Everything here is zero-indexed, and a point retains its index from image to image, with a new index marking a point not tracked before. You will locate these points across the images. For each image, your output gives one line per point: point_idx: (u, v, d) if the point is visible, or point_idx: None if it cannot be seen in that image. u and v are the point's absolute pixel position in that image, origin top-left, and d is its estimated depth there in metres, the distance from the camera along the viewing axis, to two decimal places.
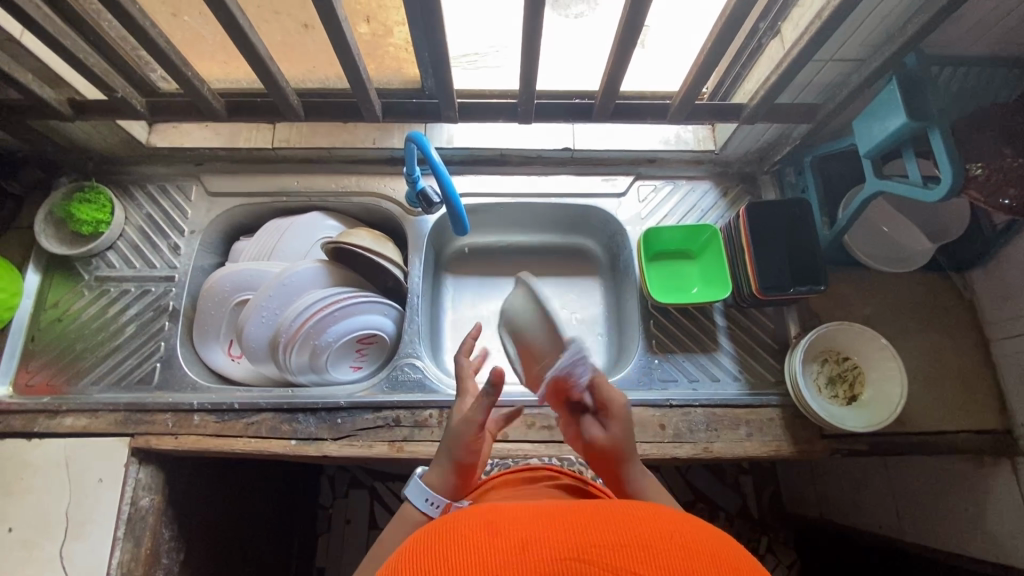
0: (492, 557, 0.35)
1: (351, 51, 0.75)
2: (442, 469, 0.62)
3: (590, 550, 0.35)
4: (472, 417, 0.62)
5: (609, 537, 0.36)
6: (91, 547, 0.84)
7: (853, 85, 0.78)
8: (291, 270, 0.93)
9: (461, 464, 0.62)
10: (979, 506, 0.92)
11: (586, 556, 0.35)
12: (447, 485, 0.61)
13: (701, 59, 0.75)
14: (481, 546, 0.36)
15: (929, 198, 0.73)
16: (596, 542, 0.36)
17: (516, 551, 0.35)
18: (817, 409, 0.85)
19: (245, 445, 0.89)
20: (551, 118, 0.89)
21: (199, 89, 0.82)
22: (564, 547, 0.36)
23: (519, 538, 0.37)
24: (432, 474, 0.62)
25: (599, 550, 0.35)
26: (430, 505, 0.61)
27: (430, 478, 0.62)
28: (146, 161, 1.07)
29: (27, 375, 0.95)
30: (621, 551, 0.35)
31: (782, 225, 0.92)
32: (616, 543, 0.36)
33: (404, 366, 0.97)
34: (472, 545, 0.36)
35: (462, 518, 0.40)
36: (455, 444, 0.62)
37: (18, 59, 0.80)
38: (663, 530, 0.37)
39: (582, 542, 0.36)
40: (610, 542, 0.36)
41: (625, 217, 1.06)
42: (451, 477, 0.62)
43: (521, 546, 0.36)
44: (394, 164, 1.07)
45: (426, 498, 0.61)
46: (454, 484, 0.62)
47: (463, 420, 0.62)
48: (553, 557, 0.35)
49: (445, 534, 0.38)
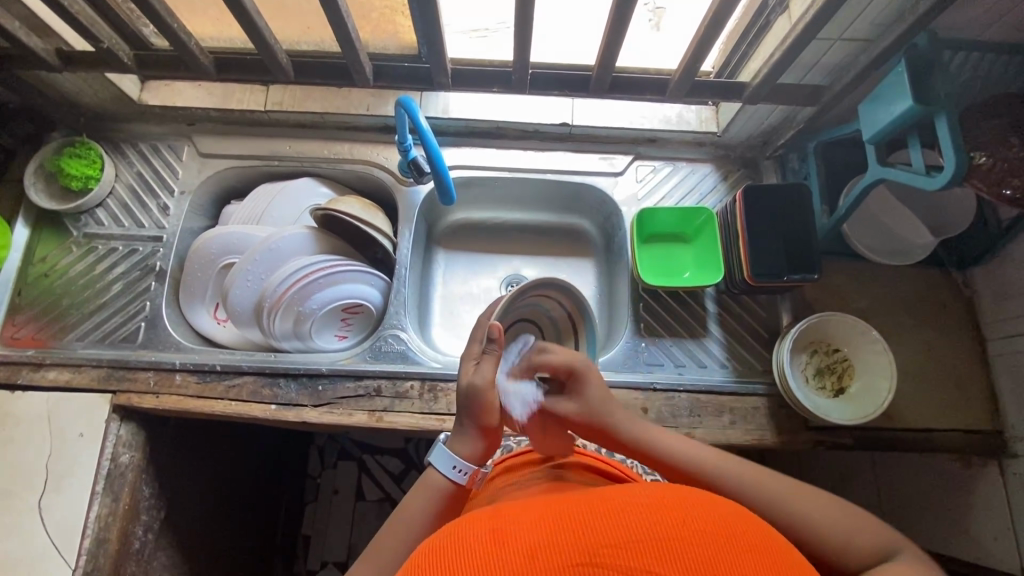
0: (501, 565, 0.35)
1: (340, 9, 0.72)
2: (467, 438, 0.63)
3: (602, 552, 0.35)
4: (484, 374, 0.63)
5: (620, 534, 0.36)
6: (70, 501, 0.85)
7: (861, 67, 0.75)
8: (279, 234, 0.92)
9: (483, 426, 0.63)
10: (963, 506, 0.91)
11: (599, 559, 0.35)
12: (473, 452, 0.63)
13: (699, 34, 0.73)
14: (493, 561, 0.35)
15: (930, 185, 0.70)
16: (608, 542, 0.36)
17: (527, 561, 0.35)
18: (802, 400, 0.84)
19: (226, 407, 0.89)
20: (548, 89, 0.85)
21: (186, 43, 0.80)
22: (575, 552, 0.35)
23: (527, 545, 0.36)
24: (457, 440, 0.63)
25: (612, 551, 0.35)
26: (459, 472, 0.62)
27: (456, 446, 0.63)
28: (139, 119, 1.05)
29: (13, 328, 0.95)
30: (633, 549, 0.35)
31: (781, 210, 0.90)
32: (628, 541, 0.35)
33: (388, 337, 0.96)
34: (480, 556, 0.36)
35: (466, 527, 0.40)
36: (475, 407, 0.63)
37: (4, 6, 0.79)
38: (674, 515, 0.37)
39: (592, 544, 0.36)
40: (621, 539, 0.36)
41: (622, 196, 1.04)
42: (478, 442, 0.63)
43: (531, 554, 0.35)
44: (388, 133, 1.05)
45: (455, 466, 0.62)
46: (481, 447, 0.63)
47: (478, 382, 0.63)
48: (565, 563, 0.35)
49: (453, 547, 0.37)
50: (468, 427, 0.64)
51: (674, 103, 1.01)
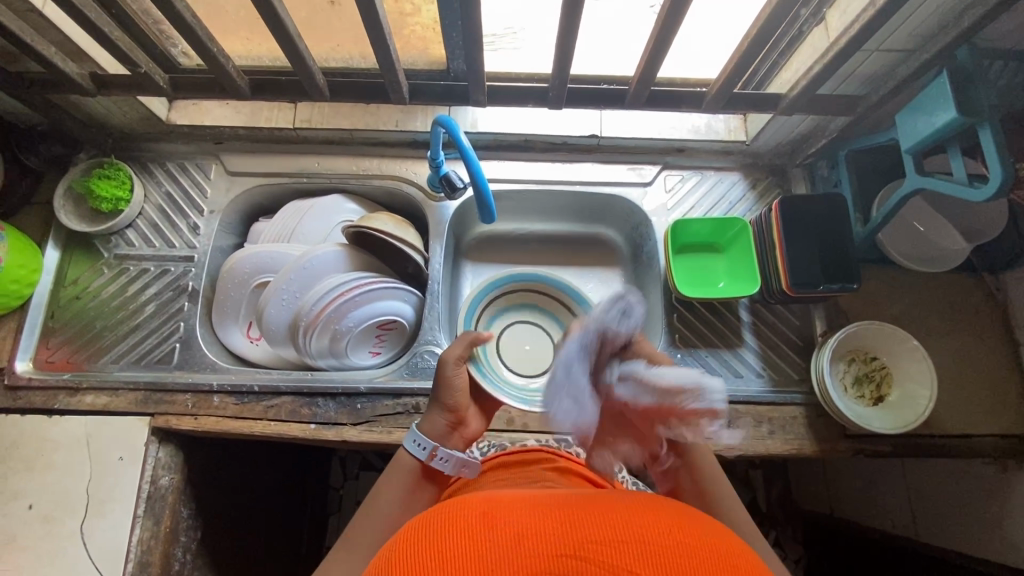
0: (488, 548, 0.35)
1: (383, 29, 0.72)
2: (431, 414, 0.66)
3: (588, 547, 0.36)
4: (451, 352, 0.67)
5: (604, 531, 0.37)
6: (114, 523, 0.85)
7: (900, 78, 0.76)
8: (313, 252, 0.92)
9: (440, 402, 0.66)
10: (998, 509, 0.91)
11: (584, 553, 0.35)
12: (434, 428, 0.65)
13: (741, 49, 0.72)
14: (482, 541, 0.36)
15: (975, 197, 0.71)
16: (594, 539, 0.36)
17: (514, 546, 0.36)
18: (844, 409, 0.84)
19: (265, 427, 0.89)
20: (584, 104, 0.85)
21: (224, 66, 0.80)
22: (560, 543, 0.36)
23: (517, 530, 0.37)
24: (424, 418, 0.67)
25: (596, 547, 0.36)
26: (420, 448, 0.63)
27: (423, 423, 0.66)
28: (164, 139, 1.05)
29: (47, 352, 0.95)
30: (618, 548, 0.36)
31: (818, 220, 0.90)
32: (611, 539, 0.36)
33: (424, 353, 0.96)
34: (471, 537, 0.37)
35: (458, 506, 0.40)
36: (438, 382, 0.66)
37: (40, 32, 0.78)
38: (663, 524, 0.38)
39: (580, 539, 0.36)
40: (607, 537, 0.36)
41: (651, 207, 1.04)
42: (441, 418, 0.66)
43: (520, 538, 0.36)
44: (417, 148, 1.05)
45: (416, 441, 0.64)
46: (438, 422, 0.66)
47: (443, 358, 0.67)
48: (549, 553, 0.35)
49: (445, 523, 0.38)
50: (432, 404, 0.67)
51: (703, 113, 1.01)
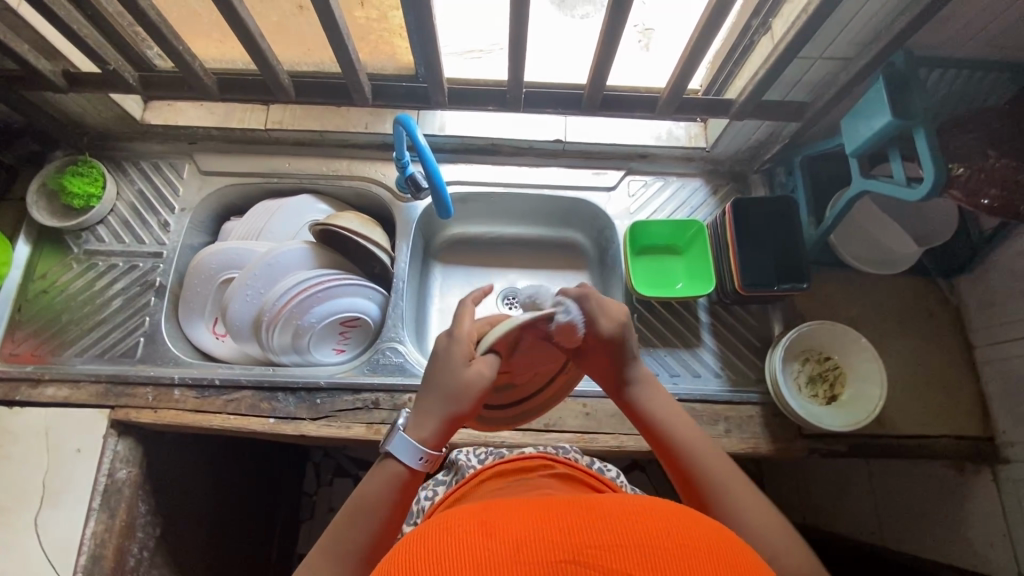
0: (482, 562, 0.31)
1: (341, 32, 0.75)
2: (431, 423, 0.58)
3: (588, 552, 0.32)
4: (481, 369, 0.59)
5: (602, 535, 0.34)
6: (65, 516, 0.84)
7: (841, 83, 0.78)
8: (279, 249, 0.93)
9: (456, 414, 0.58)
10: (957, 512, 0.92)
11: (583, 558, 0.32)
12: (437, 437, 0.58)
13: (686, 53, 0.75)
14: (474, 550, 0.32)
15: (911, 197, 0.73)
16: (591, 542, 0.33)
17: (509, 553, 0.32)
18: (795, 408, 0.85)
19: (223, 421, 0.90)
20: (541, 107, 0.88)
21: (191, 65, 0.83)
22: (559, 549, 0.33)
23: (512, 537, 0.33)
24: (419, 427, 0.58)
25: (597, 552, 0.32)
26: (418, 459, 0.57)
27: (418, 433, 0.58)
28: (140, 138, 1.07)
29: (12, 344, 0.96)
30: (620, 552, 0.32)
31: (769, 222, 0.92)
32: (611, 543, 0.33)
33: (387, 350, 0.97)
34: (462, 548, 0.33)
35: (444, 518, 0.36)
36: (456, 394, 0.58)
37: (14, 30, 0.81)
38: (661, 523, 0.35)
39: (579, 545, 0.33)
40: (605, 542, 0.33)
41: (614, 210, 1.06)
42: (445, 427, 0.58)
43: (516, 546, 0.32)
44: (386, 150, 1.08)
45: (417, 455, 0.57)
46: (446, 434, 0.58)
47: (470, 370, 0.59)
48: (548, 560, 0.32)
49: (433, 537, 0.34)
50: (437, 414, 0.58)
51: (664, 121, 1.04)
